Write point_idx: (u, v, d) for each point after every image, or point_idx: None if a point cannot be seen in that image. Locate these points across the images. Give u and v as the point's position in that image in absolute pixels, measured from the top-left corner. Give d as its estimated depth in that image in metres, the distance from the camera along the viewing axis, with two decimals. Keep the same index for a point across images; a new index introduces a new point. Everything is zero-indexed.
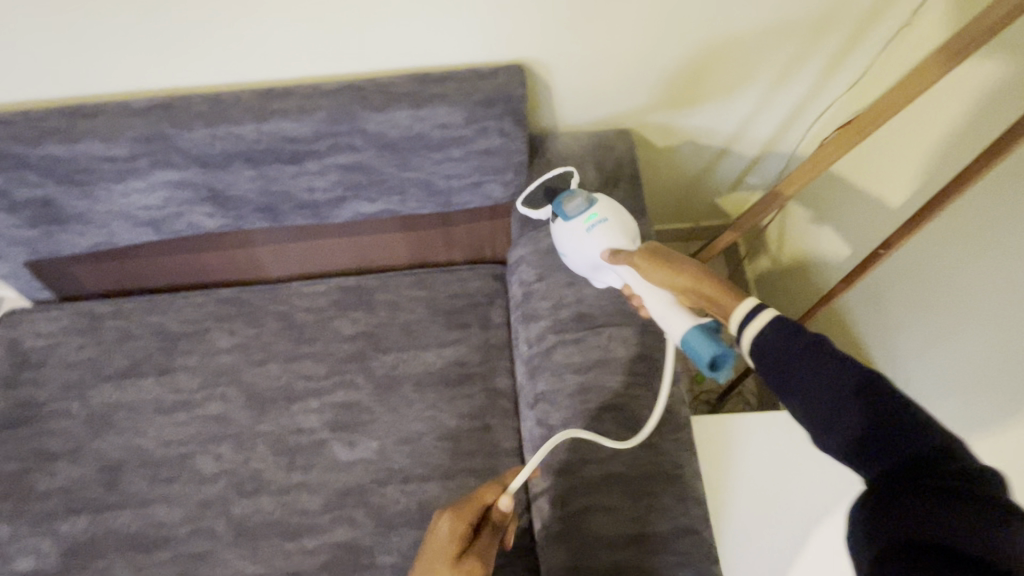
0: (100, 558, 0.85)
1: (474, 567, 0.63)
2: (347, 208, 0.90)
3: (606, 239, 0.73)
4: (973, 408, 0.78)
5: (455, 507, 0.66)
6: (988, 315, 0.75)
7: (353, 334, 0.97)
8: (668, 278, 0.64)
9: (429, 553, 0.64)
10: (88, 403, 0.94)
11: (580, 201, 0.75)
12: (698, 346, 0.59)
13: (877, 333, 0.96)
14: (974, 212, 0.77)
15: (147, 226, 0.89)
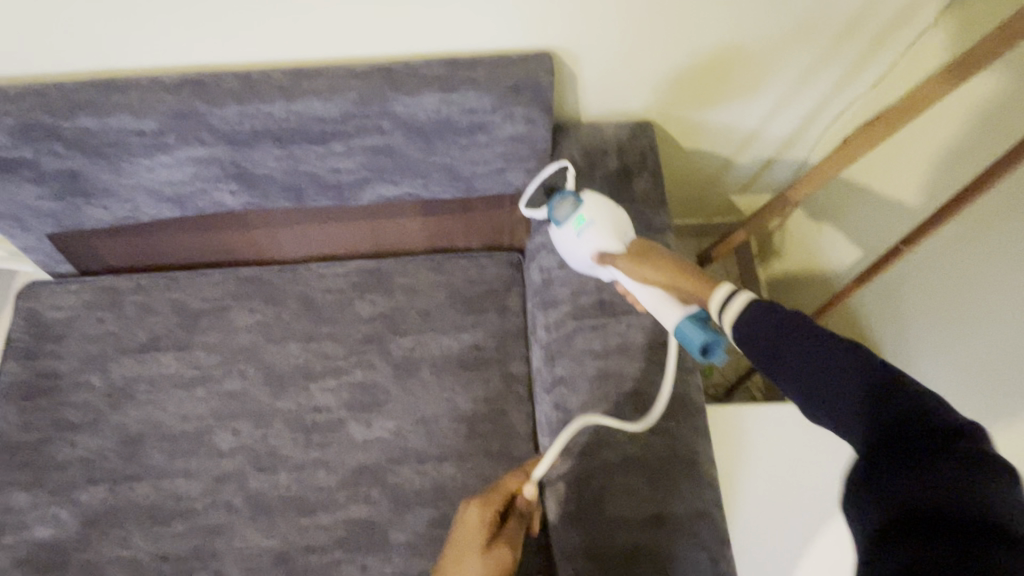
0: (119, 528, 0.87)
1: (507, 551, 0.65)
2: (369, 191, 0.90)
3: (597, 240, 0.76)
4: (979, 412, 0.80)
5: (480, 495, 0.68)
6: (999, 320, 0.76)
7: (371, 316, 0.98)
8: (653, 274, 0.71)
9: (459, 542, 0.64)
10: (108, 375, 0.95)
11: (568, 206, 0.77)
12: (691, 333, 0.64)
13: (891, 330, 0.97)
14: (987, 217, 0.78)
15: (171, 202, 0.90)
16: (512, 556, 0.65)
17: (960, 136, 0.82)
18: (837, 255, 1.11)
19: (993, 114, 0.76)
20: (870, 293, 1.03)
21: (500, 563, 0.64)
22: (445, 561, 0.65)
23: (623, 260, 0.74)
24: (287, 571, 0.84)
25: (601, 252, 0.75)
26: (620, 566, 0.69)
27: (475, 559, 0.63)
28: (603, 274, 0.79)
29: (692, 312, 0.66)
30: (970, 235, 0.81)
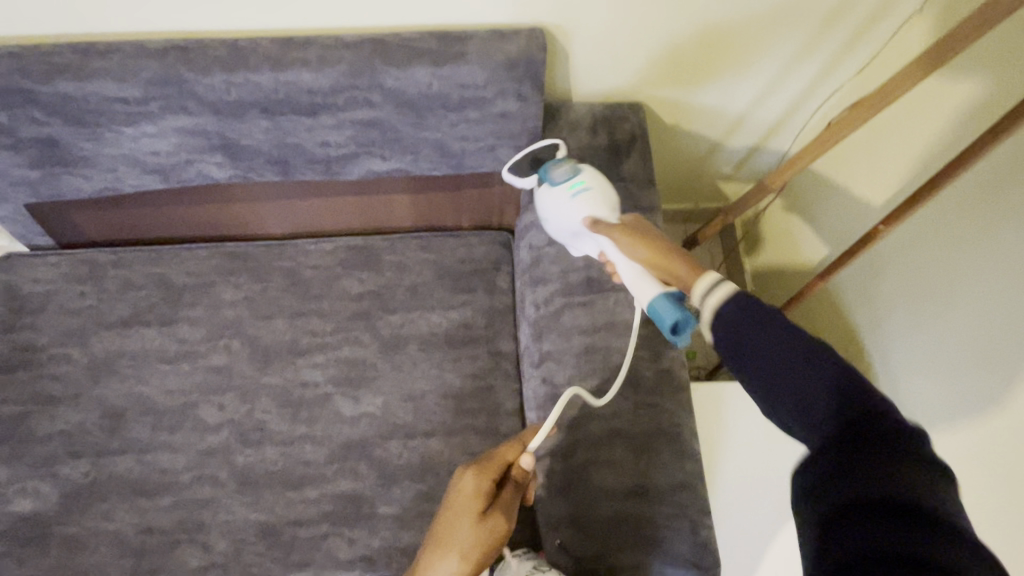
0: (103, 501, 0.86)
1: (500, 522, 0.66)
2: (358, 165, 0.90)
3: (588, 207, 0.76)
4: (949, 398, 0.82)
5: (476, 466, 0.68)
6: (975, 306, 0.78)
7: (360, 293, 0.98)
8: (644, 251, 0.70)
9: (451, 512, 0.66)
10: (89, 350, 0.94)
11: (566, 168, 0.78)
12: (664, 311, 0.66)
13: (868, 314, 0.99)
14: (968, 206, 0.80)
15: (155, 173, 0.88)
16: (505, 528, 0.66)
17: (938, 125, 0.83)
18: (813, 240, 1.12)
19: (971, 103, 0.77)
20: (850, 280, 1.05)
21: (492, 533, 0.65)
22: (439, 529, 0.66)
23: (619, 232, 0.72)
24: (274, 544, 0.85)
25: (593, 219, 0.75)
26: (603, 534, 0.71)
27: (468, 531, 0.65)
28: (587, 246, 0.80)
29: (669, 292, 0.67)
30: (950, 223, 0.83)
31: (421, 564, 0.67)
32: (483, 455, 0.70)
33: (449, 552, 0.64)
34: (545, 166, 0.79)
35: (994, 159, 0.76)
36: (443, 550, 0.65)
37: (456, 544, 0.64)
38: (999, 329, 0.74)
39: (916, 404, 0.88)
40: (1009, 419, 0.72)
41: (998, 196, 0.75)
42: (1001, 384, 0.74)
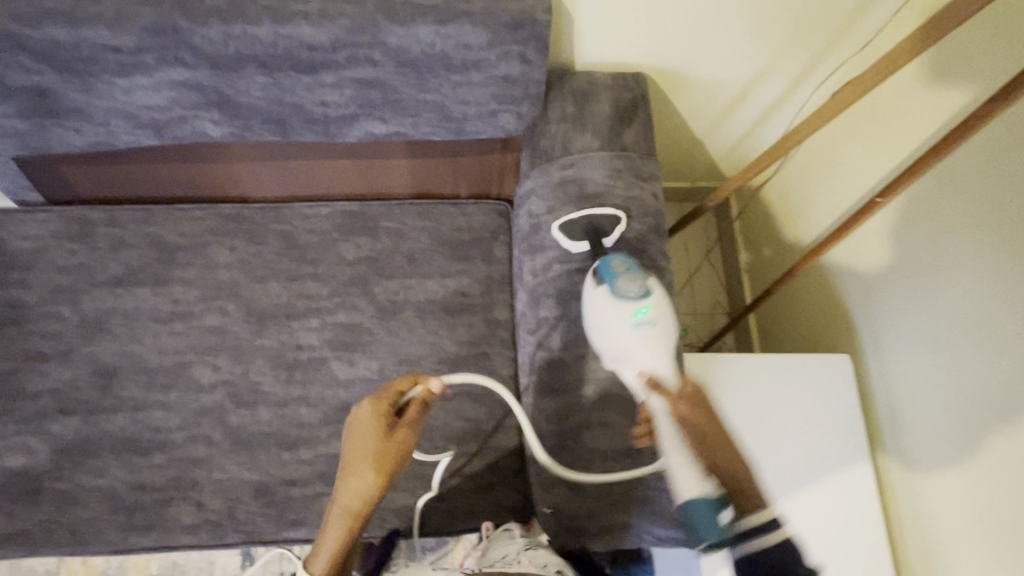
0: (95, 458, 0.86)
1: (406, 437, 0.68)
2: (357, 127, 0.88)
3: (648, 354, 0.68)
4: (940, 417, 0.84)
5: (372, 395, 0.69)
6: (970, 323, 0.79)
7: (356, 258, 0.97)
8: (707, 440, 0.65)
9: (355, 438, 0.67)
10: (80, 308, 0.92)
11: (637, 287, 0.71)
12: (707, 519, 0.60)
13: (862, 302, 1.00)
14: (968, 227, 0.78)
15: (148, 129, 0.86)
16: (411, 441, 0.68)
17: (931, 107, 0.82)
18: (808, 217, 1.11)
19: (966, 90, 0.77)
20: (845, 286, 1.04)
21: (400, 445, 0.67)
22: (346, 456, 0.68)
23: (689, 405, 0.67)
24: (268, 503, 0.86)
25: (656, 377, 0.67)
26: (596, 496, 0.75)
27: (374, 447, 0.66)
28: (622, 372, 0.71)
29: (714, 496, 0.61)
30: (948, 241, 0.81)
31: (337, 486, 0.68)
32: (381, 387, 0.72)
33: (359, 471, 0.66)
34: (612, 266, 0.73)
35: (989, 148, 0.75)
36: (353, 471, 0.67)
37: (364, 461, 0.66)
38: (1005, 359, 0.73)
39: (915, 424, 0.88)
40: (1010, 448, 0.73)
41: (997, 205, 0.74)
42: (1006, 416, 0.73)
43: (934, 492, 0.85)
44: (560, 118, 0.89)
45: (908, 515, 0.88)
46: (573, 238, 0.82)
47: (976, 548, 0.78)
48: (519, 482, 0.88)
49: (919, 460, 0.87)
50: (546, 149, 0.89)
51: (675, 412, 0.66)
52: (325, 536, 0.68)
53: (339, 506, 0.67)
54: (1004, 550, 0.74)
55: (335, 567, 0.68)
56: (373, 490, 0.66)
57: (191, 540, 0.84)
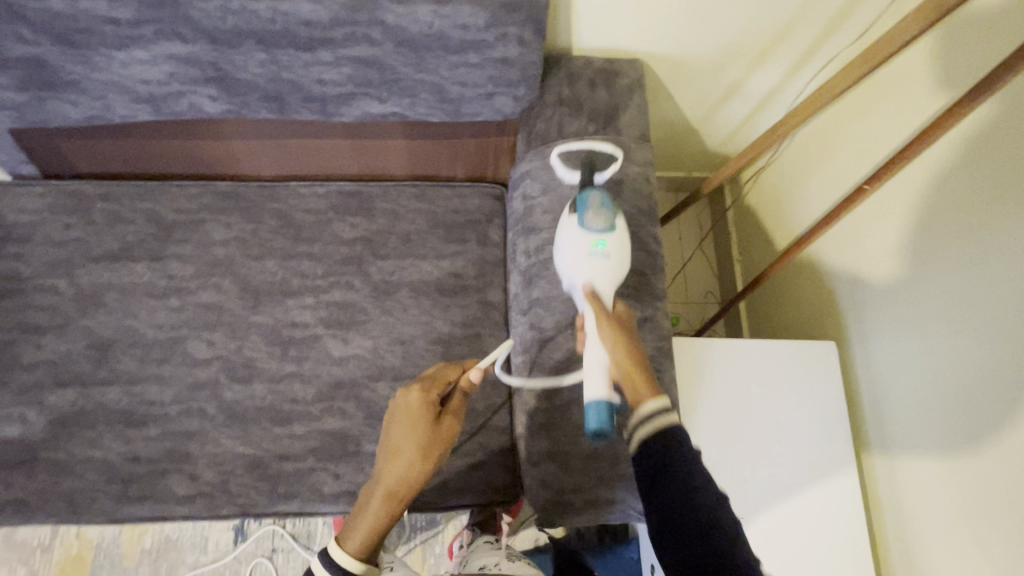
0: (90, 429, 0.87)
1: (451, 427, 0.71)
2: (355, 107, 0.89)
3: (597, 276, 0.72)
4: (922, 411, 0.85)
5: (419, 383, 0.72)
6: (955, 320, 0.80)
7: (351, 238, 0.98)
8: (619, 347, 0.67)
9: (403, 423, 0.69)
10: (76, 281, 0.93)
11: (603, 221, 0.74)
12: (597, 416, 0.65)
13: (850, 295, 1.01)
14: (957, 227, 0.79)
15: (145, 103, 0.86)
16: (457, 428, 0.71)
17: (927, 95, 0.82)
18: (800, 206, 1.13)
19: (961, 82, 0.77)
20: (835, 279, 1.05)
21: (446, 434, 0.70)
22: (390, 442, 0.69)
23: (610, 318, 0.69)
24: (260, 476, 0.87)
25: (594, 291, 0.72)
26: (584, 471, 0.76)
27: (423, 434, 0.69)
28: (571, 294, 0.76)
29: (614, 402, 0.66)
30: (944, 242, 0.81)
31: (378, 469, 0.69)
32: (425, 375, 0.75)
33: (405, 456, 0.68)
34: (587, 199, 0.75)
35: (979, 146, 0.76)
36: (400, 456, 0.68)
37: (412, 448, 0.68)
38: (994, 363, 0.74)
39: (900, 421, 0.89)
40: (993, 449, 0.74)
41: (986, 205, 0.75)
42: (990, 418, 0.75)
43: (913, 485, 0.87)
44: (557, 102, 0.89)
45: (889, 508, 0.91)
46: (568, 167, 0.83)
47: (951, 542, 0.80)
48: (508, 460, 0.89)
49: (902, 456, 0.89)
50: (541, 132, 0.90)
51: (599, 323, 0.69)
52: (361, 519, 0.68)
53: (381, 491, 0.68)
54: (980, 543, 0.76)
55: (368, 552, 0.68)
56: (418, 476, 0.68)
57: (185, 511, 0.85)
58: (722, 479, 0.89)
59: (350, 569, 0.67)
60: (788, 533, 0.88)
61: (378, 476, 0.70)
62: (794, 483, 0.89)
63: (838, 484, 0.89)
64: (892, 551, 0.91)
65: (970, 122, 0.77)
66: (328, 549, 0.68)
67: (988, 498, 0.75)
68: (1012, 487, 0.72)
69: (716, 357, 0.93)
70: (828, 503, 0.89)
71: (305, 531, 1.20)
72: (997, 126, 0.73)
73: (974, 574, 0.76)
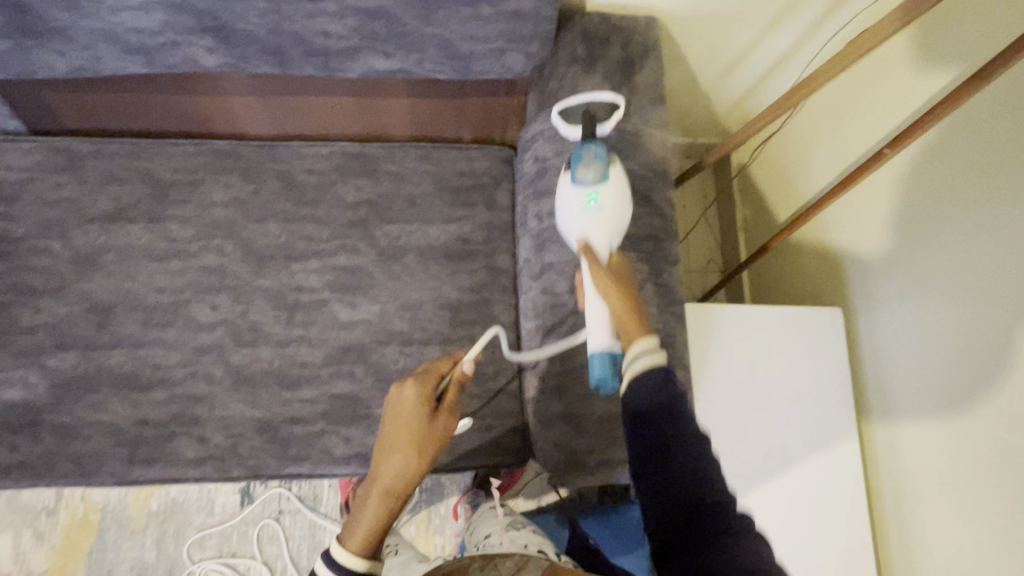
0: (94, 393, 0.86)
1: (445, 423, 0.71)
2: (359, 63, 0.85)
3: (589, 227, 0.73)
4: (923, 385, 0.87)
5: (416, 380, 0.74)
6: (959, 296, 0.81)
7: (356, 201, 0.96)
8: (610, 295, 0.68)
9: (398, 420, 0.71)
10: (71, 243, 0.90)
11: (591, 174, 0.74)
12: (599, 366, 0.68)
13: (855, 270, 1.01)
14: (967, 204, 0.79)
15: (136, 55, 0.81)
16: (453, 425, 0.72)
17: (955, 57, 0.79)
18: (806, 176, 1.12)
19: (991, 45, 0.73)
20: (840, 251, 1.04)
21: (441, 430, 0.71)
22: (387, 438, 0.70)
23: (597, 266, 0.71)
24: (270, 439, 0.87)
25: (586, 242, 0.73)
26: (596, 431, 0.78)
27: (416, 429, 0.70)
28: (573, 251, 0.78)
29: (616, 350, 0.69)
30: (954, 212, 0.81)
31: (376, 465, 0.71)
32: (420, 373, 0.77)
33: (398, 452, 0.69)
34: (582, 152, 0.75)
35: (988, 121, 0.75)
36: (394, 451, 0.70)
37: (407, 443, 0.69)
38: (997, 333, 0.76)
39: (902, 393, 0.91)
40: (996, 422, 0.76)
41: (995, 182, 0.75)
42: (990, 391, 0.77)
43: (913, 458, 0.89)
44: (571, 60, 0.86)
45: (885, 473, 0.94)
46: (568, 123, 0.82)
47: (949, 503, 0.84)
48: (518, 422, 0.90)
49: (902, 429, 0.91)
50: (554, 92, 0.87)
51: (589, 274, 0.71)
52: (360, 519, 0.69)
53: (378, 488, 0.70)
54: (978, 511, 0.79)
55: (369, 550, 0.69)
56: (414, 472, 0.69)
57: (196, 473, 0.86)
58: (727, 448, 0.91)
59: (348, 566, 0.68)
60: (787, 508, 0.90)
61: (374, 473, 0.71)
62: (796, 456, 0.92)
63: (834, 459, 0.93)
64: (887, 517, 0.94)
65: (987, 94, 0.75)
66: (330, 551, 0.70)
67: (985, 467, 0.78)
68: (1010, 457, 0.75)
69: (724, 326, 0.93)
70: (823, 481, 0.92)
71: (311, 493, 1.22)
72: (1009, 93, 0.72)
73: (971, 536, 0.80)
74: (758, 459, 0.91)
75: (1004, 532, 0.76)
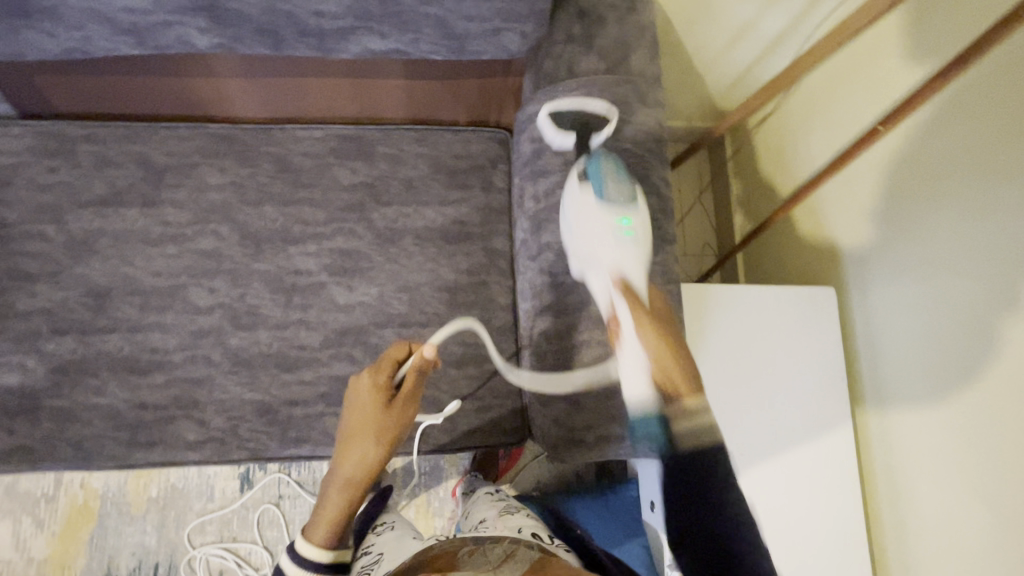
0: (93, 377, 0.86)
1: (402, 413, 0.76)
2: (354, 42, 0.84)
3: (625, 260, 0.76)
4: (916, 363, 0.88)
5: (371, 367, 0.75)
6: (952, 275, 0.82)
7: (352, 183, 0.95)
8: (659, 351, 0.75)
9: (356, 412, 0.75)
10: (66, 227, 0.89)
11: (624, 197, 0.77)
12: (646, 426, 0.76)
13: (849, 251, 1.02)
14: (959, 183, 0.80)
15: (128, 35, 0.80)
16: (410, 412, 0.76)
17: (947, 35, 0.79)
18: (802, 156, 1.12)
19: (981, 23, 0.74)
20: (835, 231, 1.05)
21: (398, 418, 0.75)
22: (348, 429, 0.76)
23: (644, 316, 0.76)
24: (270, 421, 0.87)
25: (625, 280, 0.76)
26: (593, 408, 0.79)
27: (375, 419, 0.74)
28: (593, 278, 0.78)
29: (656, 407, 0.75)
30: (946, 192, 0.82)
31: (339, 455, 0.78)
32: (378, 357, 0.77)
33: (361, 442, 0.75)
34: (609, 171, 0.79)
35: (980, 98, 0.75)
36: (355, 443, 0.76)
37: (364, 436, 0.75)
38: (988, 311, 0.77)
39: (895, 372, 0.92)
40: (986, 399, 0.77)
41: (988, 161, 0.75)
42: (979, 368, 0.78)
43: (905, 435, 0.91)
44: (567, 39, 0.86)
45: (878, 449, 0.96)
46: (558, 129, 0.84)
47: (939, 481, 0.85)
48: (516, 402, 0.91)
49: (895, 406, 0.93)
50: (550, 72, 0.87)
51: (633, 320, 0.76)
52: (326, 506, 0.79)
53: (339, 479, 0.79)
54: (967, 485, 0.81)
55: (333, 537, 0.79)
56: (374, 459, 0.77)
57: (197, 456, 0.86)
58: (723, 425, 0.92)
59: (315, 556, 0.79)
60: (782, 491, 0.92)
61: (337, 460, 0.78)
62: (790, 432, 0.93)
63: (831, 438, 0.94)
64: (879, 492, 0.96)
65: (979, 71, 0.75)
66: (298, 545, 0.80)
67: (974, 442, 0.79)
68: (1000, 433, 0.76)
69: (720, 305, 0.94)
70: (820, 466, 0.93)
71: (311, 478, 1.23)
72: (997, 71, 0.73)
73: (962, 512, 0.82)
74: (753, 435, 0.92)
75: (993, 506, 0.77)
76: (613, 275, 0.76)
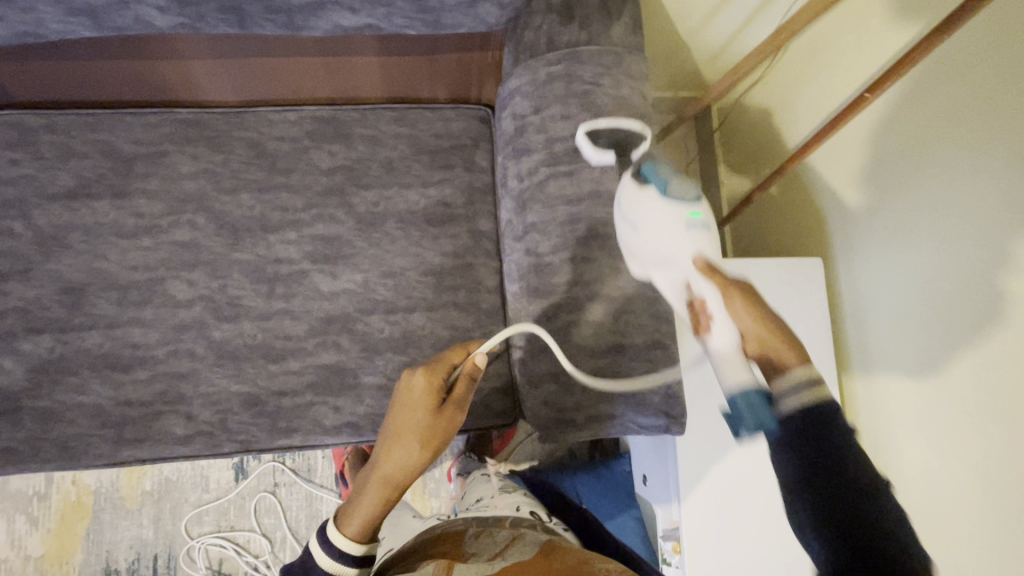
0: (74, 375, 0.84)
1: (454, 412, 0.68)
2: (323, 19, 0.80)
3: (702, 245, 0.62)
4: (903, 329, 0.88)
5: (425, 367, 0.69)
6: (942, 241, 0.81)
7: (330, 167, 0.93)
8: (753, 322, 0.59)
9: (405, 406, 0.67)
10: (33, 223, 0.86)
11: (688, 188, 0.64)
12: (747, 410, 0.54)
13: (837, 218, 1.01)
14: (951, 147, 0.79)
15: (82, 16, 0.76)
16: (458, 418, 0.68)
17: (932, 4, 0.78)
18: (789, 125, 1.11)
19: None
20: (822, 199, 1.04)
21: (448, 423, 0.68)
22: (391, 425, 0.68)
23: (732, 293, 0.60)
24: (258, 413, 0.86)
25: (706, 260, 0.61)
26: (584, 388, 0.79)
27: (422, 423, 0.67)
28: (665, 278, 0.64)
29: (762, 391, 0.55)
30: (937, 159, 0.81)
31: (378, 453, 0.69)
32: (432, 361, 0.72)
33: (405, 444, 0.67)
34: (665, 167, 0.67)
35: (972, 59, 0.74)
36: (397, 443, 0.67)
37: (411, 434, 0.67)
38: (981, 277, 0.76)
39: (883, 338, 0.92)
40: (974, 365, 0.77)
41: (981, 123, 0.74)
42: (968, 335, 0.78)
43: (892, 401, 0.92)
44: (546, 9, 0.83)
45: (864, 415, 0.97)
46: (597, 148, 0.78)
47: (926, 447, 0.86)
48: (507, 386, 0.91)
49: (880, 372, 0.93)
50: (531, 45, 0.84)
51: (720, 296, 0.60)
52: (359, 504, 0.69)
53: (377, 477, 0.68)
54: (953, 450, 0.81)
55: (366, 535, 0.68)
56: (415, 463, 0.67)
57: (185, 450, 0.85)
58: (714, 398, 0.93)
59: (347, 550, 0.67)
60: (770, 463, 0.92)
61: (376, 459, 0.69)
62: None
63: None
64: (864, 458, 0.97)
65: (973, 32, 0.73)
66: (327, 530, 0.69)
67: (961, 406, 0.80)
68: (986, 398, 0.76)
69: None
70: None
71: (306, 465, 1.23)
72: (995, 33, 0.71)
73: (948, 478, 0.82)
74: None
75: (976, 472, 0.78)
76: (693, 257, 0.61)
